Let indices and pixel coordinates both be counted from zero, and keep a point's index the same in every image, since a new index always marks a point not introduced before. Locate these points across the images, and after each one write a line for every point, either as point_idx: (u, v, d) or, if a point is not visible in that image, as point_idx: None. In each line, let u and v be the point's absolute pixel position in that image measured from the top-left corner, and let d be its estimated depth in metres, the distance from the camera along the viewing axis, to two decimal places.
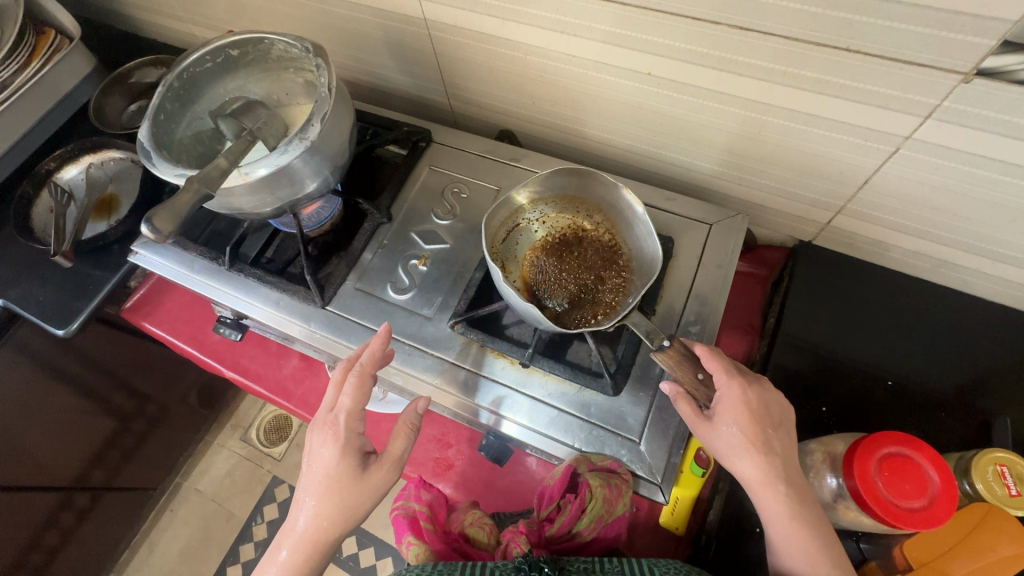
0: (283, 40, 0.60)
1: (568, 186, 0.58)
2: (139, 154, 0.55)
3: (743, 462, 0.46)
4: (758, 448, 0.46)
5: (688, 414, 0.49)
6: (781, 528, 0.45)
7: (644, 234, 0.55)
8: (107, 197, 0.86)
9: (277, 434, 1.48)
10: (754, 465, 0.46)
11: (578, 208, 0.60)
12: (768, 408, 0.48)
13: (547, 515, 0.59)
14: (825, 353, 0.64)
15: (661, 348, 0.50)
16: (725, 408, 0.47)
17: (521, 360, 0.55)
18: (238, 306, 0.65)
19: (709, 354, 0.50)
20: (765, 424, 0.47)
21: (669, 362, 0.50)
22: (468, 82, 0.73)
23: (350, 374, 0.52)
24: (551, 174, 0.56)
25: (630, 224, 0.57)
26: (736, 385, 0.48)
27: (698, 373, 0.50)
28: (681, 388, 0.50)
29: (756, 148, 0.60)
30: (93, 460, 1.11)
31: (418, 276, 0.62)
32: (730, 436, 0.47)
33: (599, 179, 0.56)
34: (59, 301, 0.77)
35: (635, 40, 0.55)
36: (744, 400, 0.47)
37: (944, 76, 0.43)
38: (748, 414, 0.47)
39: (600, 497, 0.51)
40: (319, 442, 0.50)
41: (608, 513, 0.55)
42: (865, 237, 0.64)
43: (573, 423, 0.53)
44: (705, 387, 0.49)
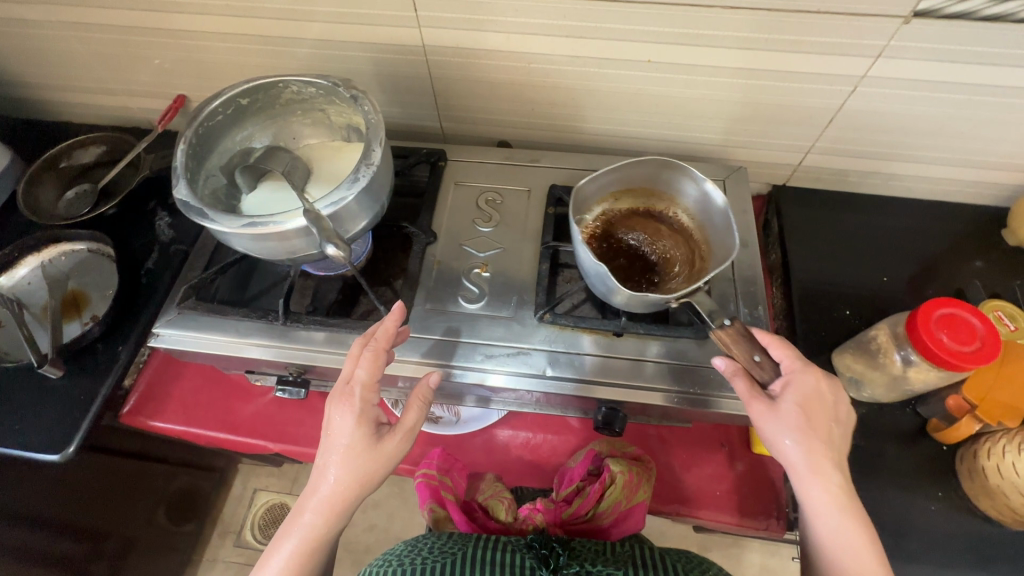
0: (300, 80, 0.59)
1: (661, 178, 0.62)
2: (184, 213, 0.50)
3: (799, 448, 0.50)
4: (813, 435, 0.50)
5: (745, 391, 0.53)
6: (819, 506, 0.49)
7: (726, 226, 0.58)
8: (71, 294, 0.75)
9: (276, 526, 1.33)
10: (810, 450, 0.50)
11: (664, 203, 0.64)
12: (829, 399, 0.52)
13: (566, 497, 0.65)
14: (828, 270, 0.76)
15: (724, 327, 0.55)
16: (791, 394, 0.52)
17: (616, 330, 0.58)
18: (301, 359, 0.60)
19: (777, 342, 0.55)
20: (826, 416, 0.51)
21: (728, 340, 0.55)
22: (464, 100, 0.76)
23: (366, 348, 0.52)
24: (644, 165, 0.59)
25: (715, 219, 0.60)
26: (810, 375, 0.53)
27: (755, 354, 0.54)
28: (738, 364, 0.54)
29: (739, 111, 0.70)
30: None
31: (485, 283, 0.63)
32: (788, 421, 0.50)
33: (692, 175, 0.59)
34: (52, 420, 0.66)
35: (633, 33, 0.63)
36: (805, 390, 0.52)
37: (889, 21, 0.56)
38: (806, 402, 0.51)
39: (620, 482, 0.63)
40: (335, 414, 0.50)
41: (623, 503, 0.64)
42: (831, 170, 0.77)
43: (680, 371, 0.58)
44: (761, 368, 0.54)
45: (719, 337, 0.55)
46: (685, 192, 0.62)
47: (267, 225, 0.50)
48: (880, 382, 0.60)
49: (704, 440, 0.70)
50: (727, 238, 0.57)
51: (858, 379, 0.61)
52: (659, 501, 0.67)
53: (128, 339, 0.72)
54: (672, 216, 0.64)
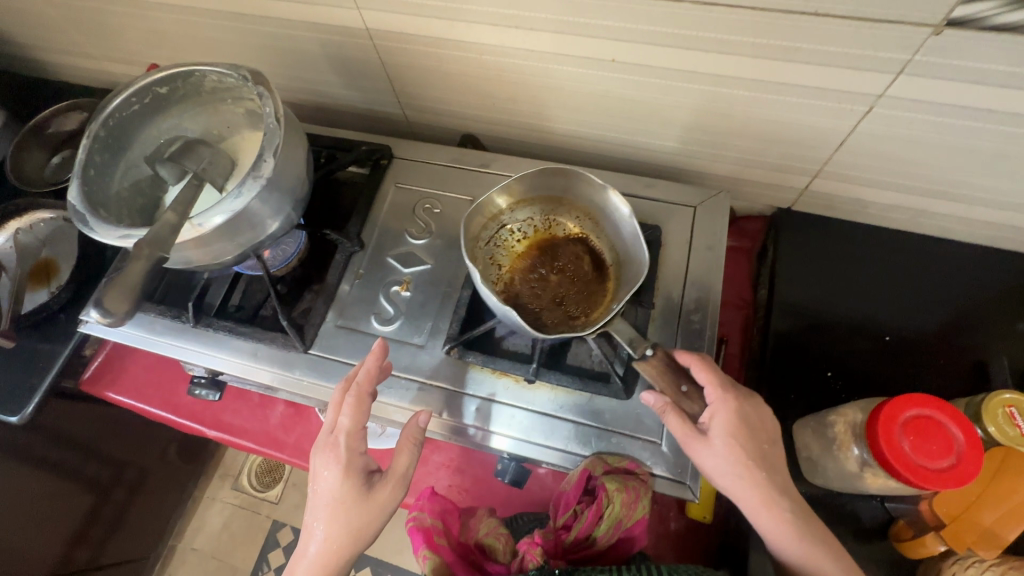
0: (215, 70, 0.55)
1: (555, 185, 0.56)
2: (71, 217, 0.50)
3: (741, 484, 0.46)
4: (753, 467, 0.46)
5: (677, 428, 0.47)
6: (787, 546, 0.45)
7: (633, 239, 0.53)
8: (43, 261, 0.79)
9: (270, 476, 1.42)
10: (752, 485, 0.46)
11: (566, 208, 0.57)
12: (758, 422, 0.47)
13: (564, 522, 0.54)
14: (821, 320, 0.64)
15: (645, 357, 0.48)
16: (720, 425, 0.46)
17: (526, 377, 0.53)
18: (210, 363, 0.60)
19: (702, 365, 0.48)
20: (760, 439, 0.47)
21: (652, 372, 0.49)
22: (421, 90, 0.69)
23: (348, 392, 0.49)
24: (535, 176, 0.54)
25: (619, 226, 0.55)
26: (731, 399, 0.47)
27: (681, 384, 0.48)
28: (667, 398, 0.48)
29: (725, 122, 0.59)
30: (72, 542, 1.03)
31: (403, 303, 0.58)
32: (726, 457, 0.46)
33: (586, 179, 0.53)
34: (9, 383, 0.70)
35: (594, 27, 0.52)
36: (735, 419, 0.46)
37: (913, 30, 0.43)
38: (739, 431, 0.46)
39: (617, 502, 0.48)
40: (321, 467, 0.47)
41: (628, 520, 0.51)
42: (844, 198, 0.64)
43: (589, 433, 0.52)
44: (688, 399, 0.48)
45: (642, 368, 0.49)
46: (582, 195, 0.55)
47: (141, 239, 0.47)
48: (832, 473, 0.51)
49: None
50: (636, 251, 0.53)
51: (815, 461, 0.52)
52: None
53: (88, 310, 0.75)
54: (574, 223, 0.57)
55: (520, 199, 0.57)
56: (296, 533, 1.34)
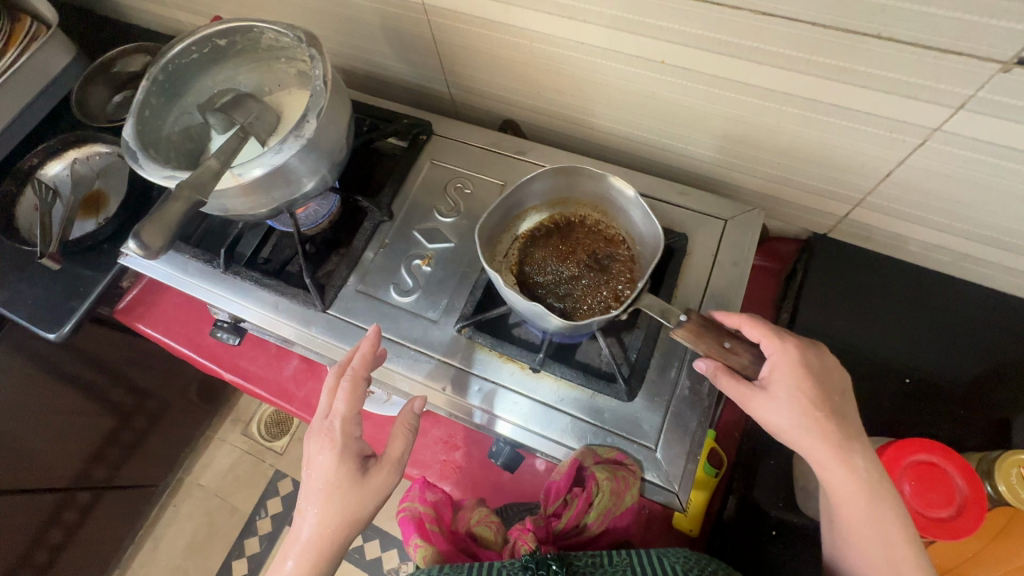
0: (273, 28, 0.56)
1: (570, 186, 0.56)
2: (124, 154, 0.52)
3: (812, 439, 0.43)
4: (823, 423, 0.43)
5: (736, 389, 0.46)
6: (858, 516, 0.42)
7: (644, 218, 0.53)
8: (93, 193, 0.82)
9: (279, 427, 1.47)
10: (822, 439, 0.43)
11: (580, 209, 0.58)
12: (822, 370, 0.45)
13: (553, 510, 0.54)
14: (840, 355, 0.62)
15: (680, 324, 0.46)
16: (778, 375, 0.44)
17: (532, 365, 0.53)
18: (234, 310, 0.62)
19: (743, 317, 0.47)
20: (830, 392, 0.44)
21: (690, 336, 0.46)
22: (470, 69, 0.69)
23: (343, 379, 0.51)
24: (550, 175, 0.55)
25: (628, 211, 0.55)
26: (790, 349, 0.45)
27: (725, 341, 0.46)
28: (720, 362, 0.47)
29: (770, 139, 0.57)
30: (91, 460, 1.10)
31: (422, 278, 0.59)
32: (788, 410, 0.43)
33: (588, 174, 0.53)
34: (50, 302, 0.75)
35: (646, 26, 0.52)
36: (800, 366, 0.44)
37: (979, 65, 0.41)
38: (803, 379, 0.44)
39: (607, 491, 0.49)
40: (316, 451, 0.49)
41: (617, 508, 0.51)
42: (885, 231, 0.62)
43: (586, 430, 0.52)
44: (738, 355, 0.46)
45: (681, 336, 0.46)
46: (591, 190, 0.56)
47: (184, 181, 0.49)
48: None
49: None
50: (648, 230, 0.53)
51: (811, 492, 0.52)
52: None
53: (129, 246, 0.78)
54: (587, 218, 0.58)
55: (530, 206, 0.58)
56: (296, 484, 1.39)
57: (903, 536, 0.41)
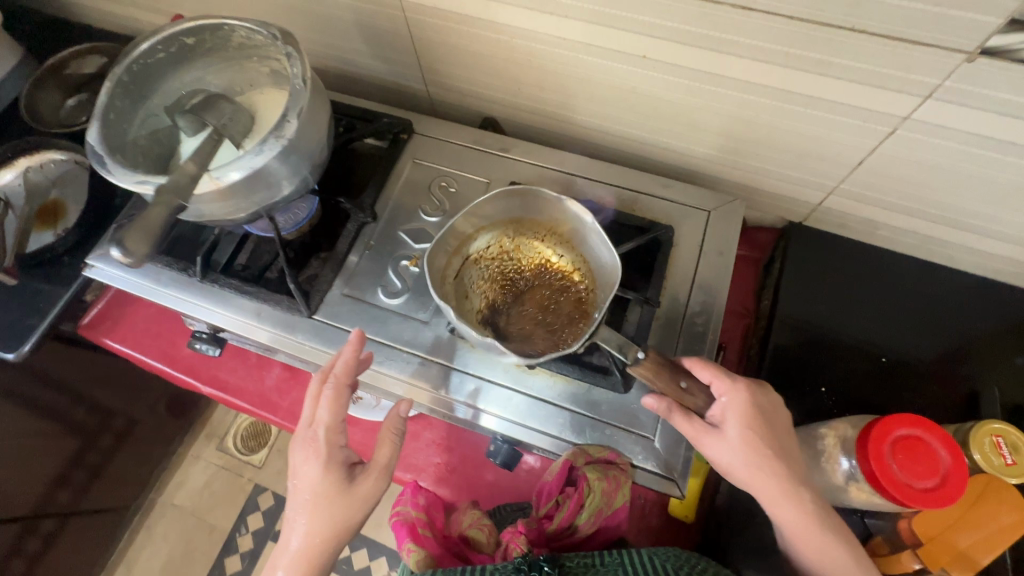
0: (244, 26, 0.54)
1: (515, 207, 0.56)
2: (90, 159, 0.49)
3: (757, 475, 0.46)
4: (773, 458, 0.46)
5: (687, 428, 0.48)
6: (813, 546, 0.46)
7: (598, 240, 0.53)
8: (50, 203, 0.78)
9: (256, 440, 1.42)
10: (769, 477, 0.46)
11: (530, 228, 0.58)
12: (769, 410, 0.48)
13: (546, 512, 0.55)
14: (821, 338, 0.64)
15: (639, 362, 0.47)
16: (732, 416, 0.47)
17: (526, 362, 0.53)
18: (214, 320, 0.60)
19: (699, 363, 0.49)
20: (772, 430, 0.47)
21: (649, 375, 0.47)
22: (449, 67, 0.68)
23: (326, 386, 0.50)
24: (495, 198, 0.54)
25: (581, 233, 0.55)
26: (741, 390, 0.48)
27: (680, 381, 0.48)
28: (668, 399, 0.48)
29: (748, 130, 0.59)
30: (54, 486, 1.04)
31: (410, 278, 0.58)
32: (738, 451, 0.46)
33: (540, 194, 0.54)
34: (7, 321, 0.71)
35: (628, 21, 0.52)
36: (748, 406, 0.47)
37: (946, 55, 0.43)
38: (753, 422, 0.47)
39: (598, 491, 0.50)
40: (301, 461, 0.48)
41: (607, 508, 0.53)
42: (857, 218, 0.65)
43: (584, 423, 0.52)
44: (692, 396, 0.48)
45: (641, 375, 0.47)
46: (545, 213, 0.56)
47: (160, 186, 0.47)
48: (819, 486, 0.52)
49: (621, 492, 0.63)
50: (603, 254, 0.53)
51: None
52: None
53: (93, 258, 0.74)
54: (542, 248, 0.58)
55: (478, 228, 0.57)
56: (277, 498, 1.35)
57: (846, 555, 0.45)
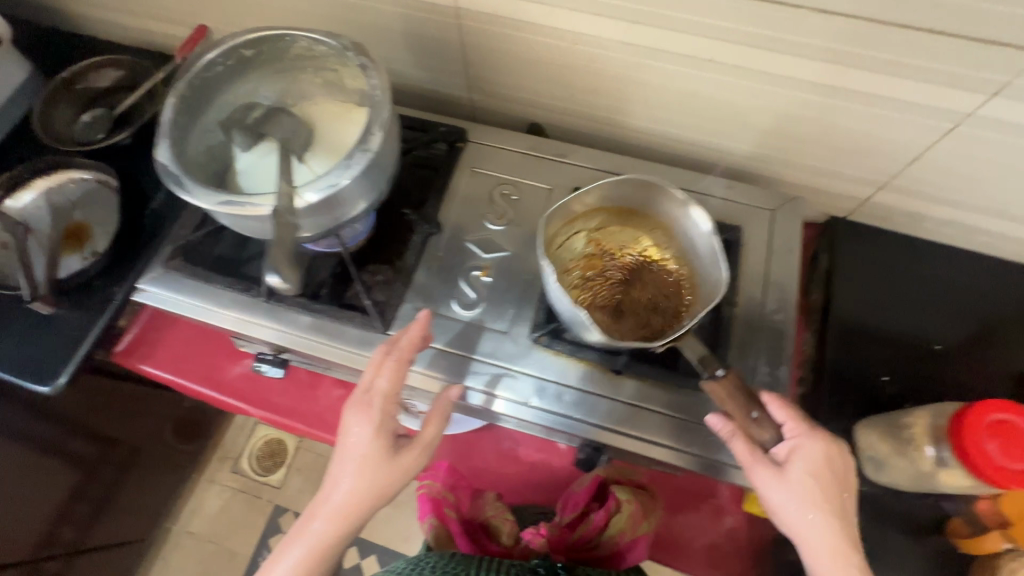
0: (308, 36, 0.53)
1: (634, 197, 0.55)
2: (164, 179, 0.47)
3: (804, 517, 0.44)
4: (827, 500, 0.45)
5: (743, 453, 0.47)
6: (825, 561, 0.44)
7: (710, 257, 0.52)
8: (73, 225, 0.74)
9: (272, 460, 1.38)
10: (812, 519, 0.44)
11: (641, 225, 0.57)
12: (840, 465, 0.46)
13: (571, 522, 0.63)
14: (880, 328, 0.65)
15: (714, 377, 0.47)
16: (800, 458, 0.46)
17: (614, 368, 0.53)
18: (283, 340, 0.58)
19: (776, 401, 0.48)
20: (835, 481, 0.45)
21: (722, 393, 0.47)
22: (500, 73, 0.68)
23: (389, 357, 0.50)
24: (620, 182, 0.53)
25: (692, 243, 0.54)
26: (817, 441, 0.46)
27: (753, 411, 0.47)
28: (733, 424, 0.48)
29: (805, 129, 0.60)
30: (57, 519, 0.98)
31: (484, 289, 0.58)
32: (792, 493, 0.45)
33: (670, 194, 0.53)
34: (40, 351, 0.67)
35: (699, 24, 0.53)
36: (817, 454, 0.46)
37: (1019, 52, 0.45)
38: (818, 469, 0.45)
39: (626, 510, 0.61)
40: (353, 423, 0.49)
41: (629, 534, 0.61)
42: (904, 211, 0.67)
43: (676, 425, 0.53)
44: (759, 428, 0.47)
45: (712, 391, 0.47)
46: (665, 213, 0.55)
47: (244, 207, 0.46)
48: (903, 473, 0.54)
49: (694, 489, 0.64)
50: (710, 270, 0.52)
51: (880, 461, 0.56)
52: None
53: (125, 282, 0.71)
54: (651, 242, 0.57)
55: (588, 210, 0.56)
56: (299, 518, 1.31)
57: None
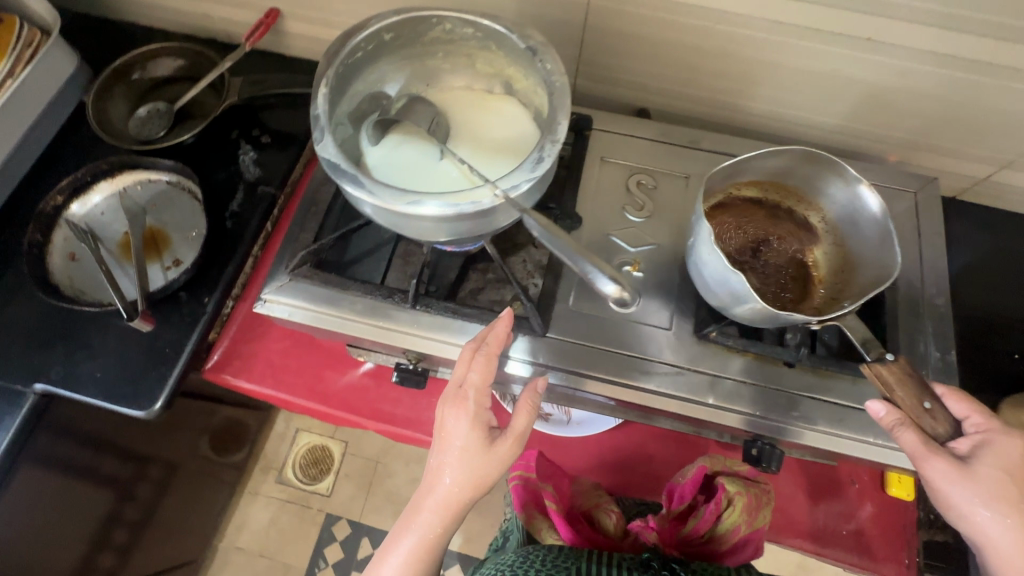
0: (459, 17, 0.49)
1: (800, 171, 0.54)
2: (336, 178, 0.43)
3: (991, 508, 0.44)
4: (1014, 498, 0.44)
5: (914, 442, 0.45)
6: (1005, 547, 0.44)
7: (883, 240, 0.50)
8: (150, 232, 0.68)
9: (318, 468, 1.33)
10: (1003, 511, 0.44)
11: (802, 203, 0.56)
12: None
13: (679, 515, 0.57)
14: (1006, 307, 0.66)
15: (882, 360, 0.46)
16: (987, 452, 0.45)
17: (791, 360, 0.52)
18: (430, 348, 0.54)
19: (952, 395, 0.48)
20: (1022, 482, 0.45)
21: (891, 378, 0.46)
22: (618, 57, 0.64)
23: (477, 350, 0.48)
24: (790, 154, 0.52)
25: (857, 227, 0.53)
26: (1014, 440, 0.45)
27: (925, 401, 0.46)
28: (902, 413, 0.46)
29: (945, 109, 0.60)
30: (92, 549, 0.80)
31: (638, 284, 0.55)
32: (980, 489, 0.44)
33: (840, 171, 0.51)
34: (133, 372, 0.61)
35: (870, 1, 0.51)
36: (1007, 451, 0.45)
37: None
38: (1008, 468, 0.44)
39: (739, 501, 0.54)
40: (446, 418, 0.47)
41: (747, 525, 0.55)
42: (1021, 189, 0.67)
43: (859, 416, 0.51)
44: (932, 418, 0.46)
45: (876, 374, 0.46)
46: (834, 193, 0.54)
47: (433, 205, 0.42)
48: None
49: (836, 477, 0.65)
50: (883, 253, 0.50)
51: None
52: (783, 533, 0.63)
53: (215, 290, 0.65)
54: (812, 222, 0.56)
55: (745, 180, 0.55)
56: (354, 525, 1.27)
57: None
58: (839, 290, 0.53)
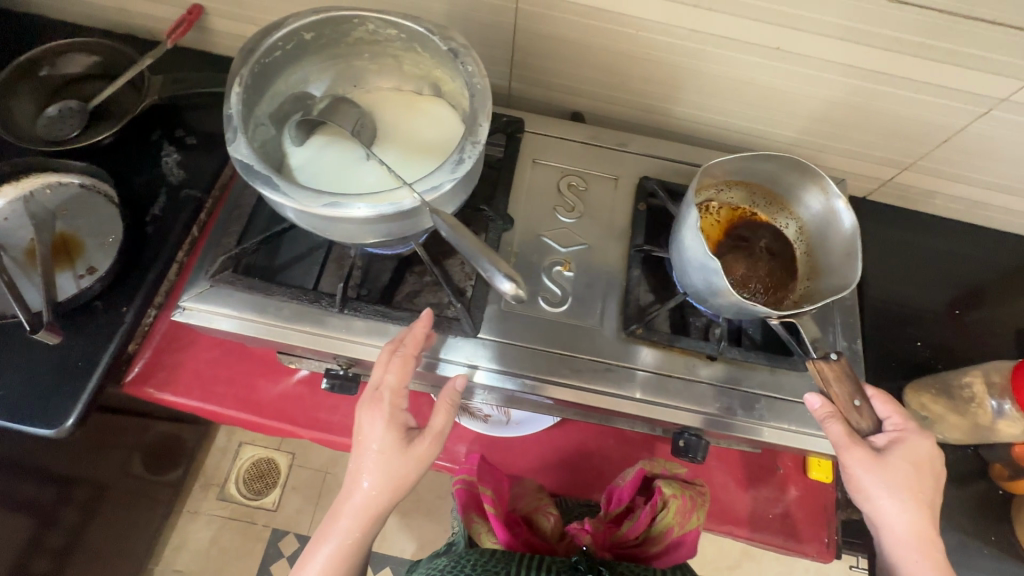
0: (380, 18, 0.49)
1: (779, 178, 0.56)
2: (249, 179, 0.42)
3: (896, 499, 0.47)
4: (918, 490, 0.48)
5: (839, 434, 0.48)
6: (902, 533, 0.47)
7: (847, 256, 0.53)
8: (60, 238, 0.63)
9: (263, 481, 1.28)
10: (907, 501, 0.47)
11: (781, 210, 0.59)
12: (934, 463, 0.49)
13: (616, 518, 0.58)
14: (910, 298, 0.71)
15: (830, 360, 0.50)
16: (901, 448, 0.48)
17: (713, 352, 0.53)
18: (358, 352, 0.53)
19: (880, 397, 0.51)
20: (928, 477, 0.48)
21: (830, 376, 0.50)
22: (549, 61, 0.65)
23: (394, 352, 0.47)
24: (778, 159, 0.54)
25: (830, 242, 0.56)
26: (926, 439, 0.49)
27: (855, 398, 0.50)
28: (833, 407, 0.49)
29: (850, 115, 0.64)
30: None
31: (568, 283, 0.56)
32: (889, 475, 0.47)
33: (818, 179, 0.54)
34: (40, 389, 0.57)
35: (777, 13, 0.54)
36: (919, 449, 0.48)
37: None
38: (917, 463, 0.48)
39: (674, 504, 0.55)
40: (364, 421, 0.46)
41: (679, 528, 0.56)
42: (922, 189, 0.73)
43: (779, 404, 0.53)
44: (859, 416, 0.49)
45: (818, 369, 0.50)
46: (810, 204, 0.57)
47: (349, 205, 0.41)
48: None
49: (764, 463, 0.68)
50: (846, 268, 0.53)
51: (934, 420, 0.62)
52: (715, 520, 0.66)
53: (134, 298, 0.62)
54: (789, 230, 0.58)
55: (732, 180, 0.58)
56: (302, 539, 1.23)
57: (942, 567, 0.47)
58: (804, 295, 0.56)
